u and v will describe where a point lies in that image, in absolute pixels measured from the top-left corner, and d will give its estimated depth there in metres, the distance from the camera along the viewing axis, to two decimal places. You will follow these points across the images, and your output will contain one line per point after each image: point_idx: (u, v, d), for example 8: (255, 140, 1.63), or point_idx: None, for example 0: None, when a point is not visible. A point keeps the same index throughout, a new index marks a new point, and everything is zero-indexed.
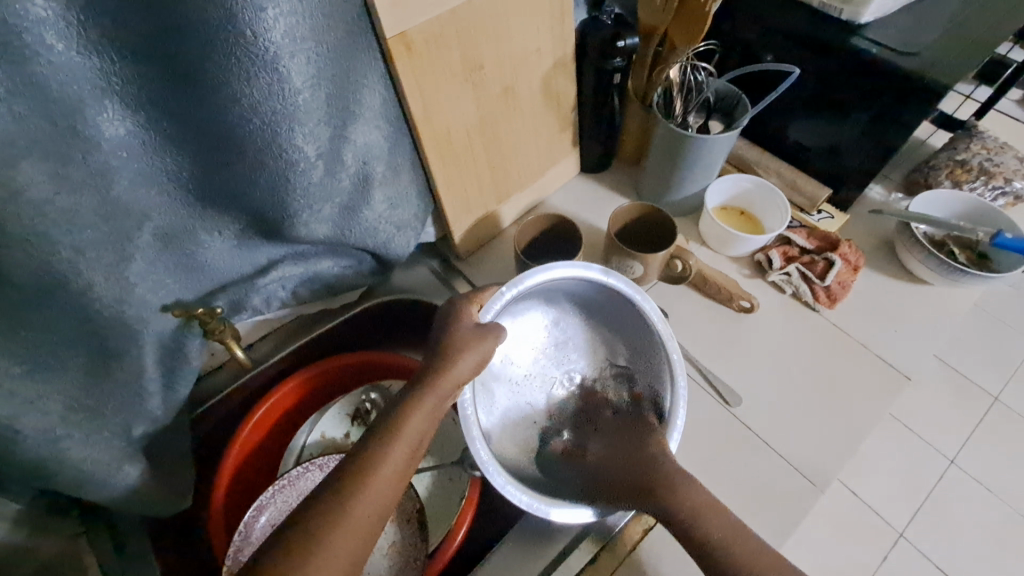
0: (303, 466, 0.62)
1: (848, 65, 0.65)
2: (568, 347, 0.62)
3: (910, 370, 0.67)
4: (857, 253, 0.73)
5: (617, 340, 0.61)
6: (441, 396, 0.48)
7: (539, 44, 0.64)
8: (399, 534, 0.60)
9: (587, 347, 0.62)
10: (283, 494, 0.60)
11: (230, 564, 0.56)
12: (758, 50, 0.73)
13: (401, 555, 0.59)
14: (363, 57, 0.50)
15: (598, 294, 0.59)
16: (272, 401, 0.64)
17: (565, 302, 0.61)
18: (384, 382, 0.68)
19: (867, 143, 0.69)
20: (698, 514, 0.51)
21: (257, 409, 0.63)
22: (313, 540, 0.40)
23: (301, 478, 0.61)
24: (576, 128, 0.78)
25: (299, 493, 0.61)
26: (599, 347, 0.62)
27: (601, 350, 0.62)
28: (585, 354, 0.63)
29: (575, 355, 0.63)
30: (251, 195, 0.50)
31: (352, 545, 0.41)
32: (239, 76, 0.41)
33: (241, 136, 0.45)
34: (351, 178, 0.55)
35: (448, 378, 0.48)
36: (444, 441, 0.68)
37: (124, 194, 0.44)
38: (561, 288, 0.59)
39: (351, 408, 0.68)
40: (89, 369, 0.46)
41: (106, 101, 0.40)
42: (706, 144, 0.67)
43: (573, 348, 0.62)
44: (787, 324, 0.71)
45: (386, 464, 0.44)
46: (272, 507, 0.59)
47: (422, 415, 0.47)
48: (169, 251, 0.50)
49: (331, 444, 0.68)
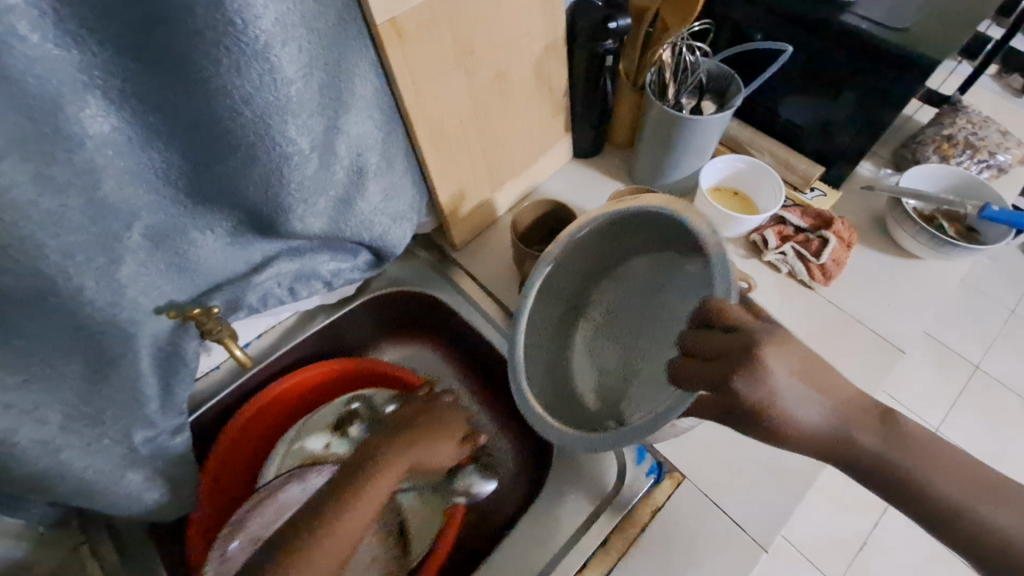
0: (284, 477, 0.57)
1: (837, 42, 0.65)
2: (647, 306, 0.51)
3: (903, 342, 0.69)
4: (850, 230, 0.74)
5: (655, 245, 0.51)
6: (415, 457, 0.56)
7: (530, 28, 0.63)
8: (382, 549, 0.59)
9: (651, 277, 0.51)
10: (265, 507, 0.56)
11: None
12: (748, 30, 0.73)
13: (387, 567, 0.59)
14: (353, 44, 0.49)
15: (577, 256, 0.55)
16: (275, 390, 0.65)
17: (569, 281, 0.56)
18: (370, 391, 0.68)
19: (859, 121, 0.69)
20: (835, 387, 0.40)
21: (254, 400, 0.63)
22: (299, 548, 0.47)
23: (282, 491, 0.56)
24: (567, 113, 0.77)
25: (280, 509, 0.56)
26: (652, 271, 0.51)
27: (655, 266, 0.51)
28: (660, 288, 0.50)
29: (665, 297, 0.49)
30: (245, 189, 0.48)
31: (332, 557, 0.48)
32: (228, 66, 0.39)
33: (232, 131, 0.43)
34: (345, 171, 0.54)
35: (419, 449, 0.56)
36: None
37: (112, 193, 0.42)
38: (554, 290, 0.56)
39: (333, 417, 0.66)
40: (86, 375, 0.44)
41: (88, 96, 0.38)
42: (700, 126, 0.67)
43: (646, 301, 0.51)
44: (784, 301, 0.72)
45: (377, 484, 0.52)
46: (251, 524, 0.55)
47: (393, 470, 0.54)
48: (161, 251, 0.48)
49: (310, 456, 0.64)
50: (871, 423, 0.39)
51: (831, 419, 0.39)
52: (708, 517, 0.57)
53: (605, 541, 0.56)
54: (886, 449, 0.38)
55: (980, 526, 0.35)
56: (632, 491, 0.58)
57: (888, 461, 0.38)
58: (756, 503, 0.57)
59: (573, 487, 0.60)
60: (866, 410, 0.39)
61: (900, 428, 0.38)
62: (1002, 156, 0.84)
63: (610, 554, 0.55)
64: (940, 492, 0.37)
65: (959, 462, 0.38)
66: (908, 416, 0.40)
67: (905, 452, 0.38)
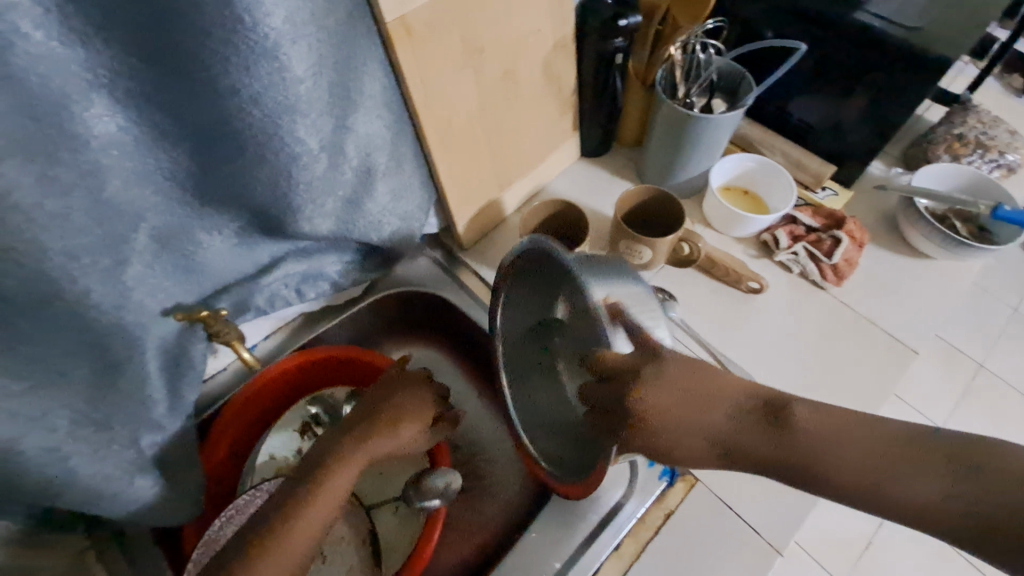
0: (251, 491, 0.53)
1: (850, 40, 0.65)
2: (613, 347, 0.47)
3: (916, 343, 0.68)
4: (862, 229, 0.73)
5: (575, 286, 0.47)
6: (377, 451, 0.51)
7: (539, 26, 0.62)
8: (357, 557, 0.55)
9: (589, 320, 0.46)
10: (233, 523, 0.51)
11: None
12: (759, 28, 0.72)
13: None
14: (362, 43, 0.48)
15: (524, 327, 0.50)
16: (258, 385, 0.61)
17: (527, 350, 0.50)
18: (326, 391, 0.65)
19: (871, 119, 0.69)
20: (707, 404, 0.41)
21: (236, 395, 0.59)
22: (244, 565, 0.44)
23: (252, 504, 0.52)
24: (575, 112, 0.76)
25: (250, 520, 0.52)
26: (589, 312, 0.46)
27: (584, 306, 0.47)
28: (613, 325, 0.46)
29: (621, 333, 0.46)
30: (253, 190, 0.48)
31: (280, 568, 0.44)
32: (238, 65, 0.38)
33: (239, 131, 0.42)
34: (353, 171, 0.53)
35: (380, 443, 0.51)
36: (385, 475, 0.61)
37: (118, 194, 0.41)
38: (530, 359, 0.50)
39: (297, 424, 0.63)
40: (93, 380, 0.43)
41: (93, 96, 0.37)
42: (711, 124, 0.66)
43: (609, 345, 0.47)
44: (795, 302, 0.71)
45: (330, 486, 0.48)
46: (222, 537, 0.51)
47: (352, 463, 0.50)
48: (168, 253, 0.48)
49: (283, 466, 0.62)
50: (761, 432, 0.38)
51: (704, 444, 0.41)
52: (721, 523, 0.57)
53: (618, 546, 0.56)
54: (782, 449, 0.37)
55: (896, 503, 0.32)
56: (645, 495, 0.58)
57: (788, 463, 0.36)
58: (768, 505, 0.58)
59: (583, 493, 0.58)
60: (755, 418, 0.39)
61: (791, 428, 0.37)
62: (1012, 155, 0.83)
63: (622, 557, 0.55)
64: (845, 474, 0.34)
65: (866, 434, 0.35)
66: (798, 412, 0.37)
67: (796, 450, 0.36)
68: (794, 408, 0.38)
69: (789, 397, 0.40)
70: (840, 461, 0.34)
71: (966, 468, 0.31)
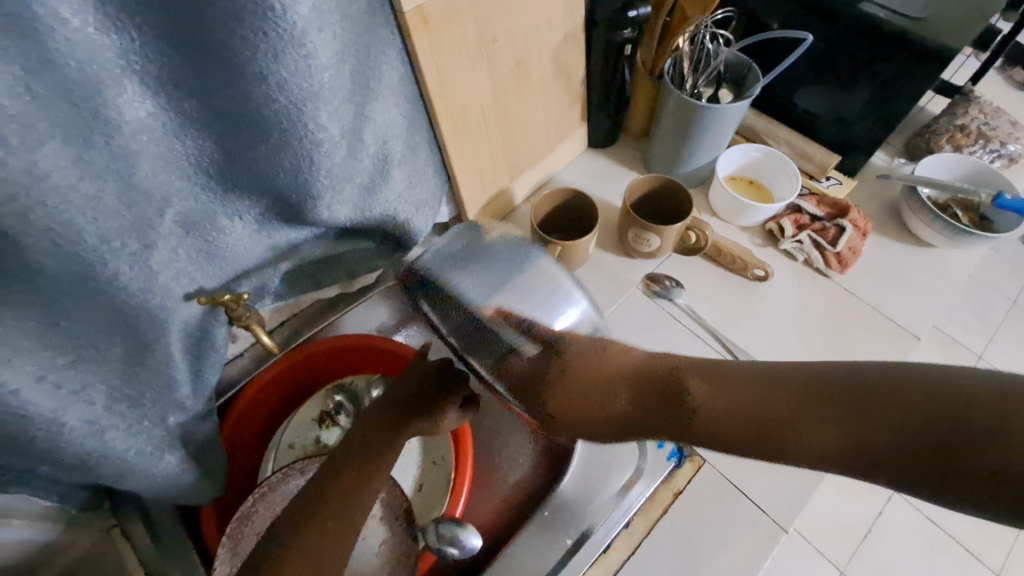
0: (283, 471, 0.53)
1: (856, 32, 0.66)
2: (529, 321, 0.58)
3: (918, 329, 0.70)
4: (865, 218, 0.75)
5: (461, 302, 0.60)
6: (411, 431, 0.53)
7: (550, 17, 0.63)
8: (389, 534, 0.51)
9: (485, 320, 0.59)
10: (267, 502, 0.51)
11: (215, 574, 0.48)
12: (765, 19, 0.73)
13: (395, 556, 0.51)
14: (381, 32, 0.49)
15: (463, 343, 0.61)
16: (278, 371, 0.62)
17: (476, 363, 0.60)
18: (347, 379, 0.64)
19: (876, 109, 0.70)
20: (597, 389, 0.49)
21: (256, 383, 0.61)
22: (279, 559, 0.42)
23: (282, 484, 0.53)
24: (583, 102, 0.77)
25: (282, 500, 0.52)
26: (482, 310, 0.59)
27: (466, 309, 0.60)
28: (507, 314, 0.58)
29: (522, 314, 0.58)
30: (275, 176, 0.49)
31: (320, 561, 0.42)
32: (266, 52, 0.39)
33: (264, 116, 0.43)
34: (371, 158, 0.54)
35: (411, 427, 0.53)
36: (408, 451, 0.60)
37: (146, 179, 0.42)
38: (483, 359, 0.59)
39: (317, 412, 0.62)
40: (127, 359, 0.45)
41: (126, 81, 0.38)
42: (719, 114, 0.67)
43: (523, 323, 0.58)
44: (800, 289, 0.73)
45: (363, 469, 0.48)
46: (256, 517, 0.51)
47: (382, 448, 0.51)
48: (192, 238, 0.49)
49: (303, 453, 0.60)
50: (664, 417, 0.42)
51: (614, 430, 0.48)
52: (727, 501, 0.59)
53: (629, 523, 0.58)
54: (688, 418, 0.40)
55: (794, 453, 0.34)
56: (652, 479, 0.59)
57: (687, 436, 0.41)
58: (772, 484, 0.60)
59: (596, 473, 0.60)
60: (651, 401, 0.44)
61: (687, 411, 0.40)
62: (1013, 146, 0.84)
63: (633, 534, 0.57)
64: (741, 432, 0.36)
65: (753, 392, 0.37)
66: (693, 395, 0.40)
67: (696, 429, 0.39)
68: (690, 388, 0.41)
69: (685, 380, 0.42)
70: (727, 433, 0.37)
71: (855, 411, 0.31)
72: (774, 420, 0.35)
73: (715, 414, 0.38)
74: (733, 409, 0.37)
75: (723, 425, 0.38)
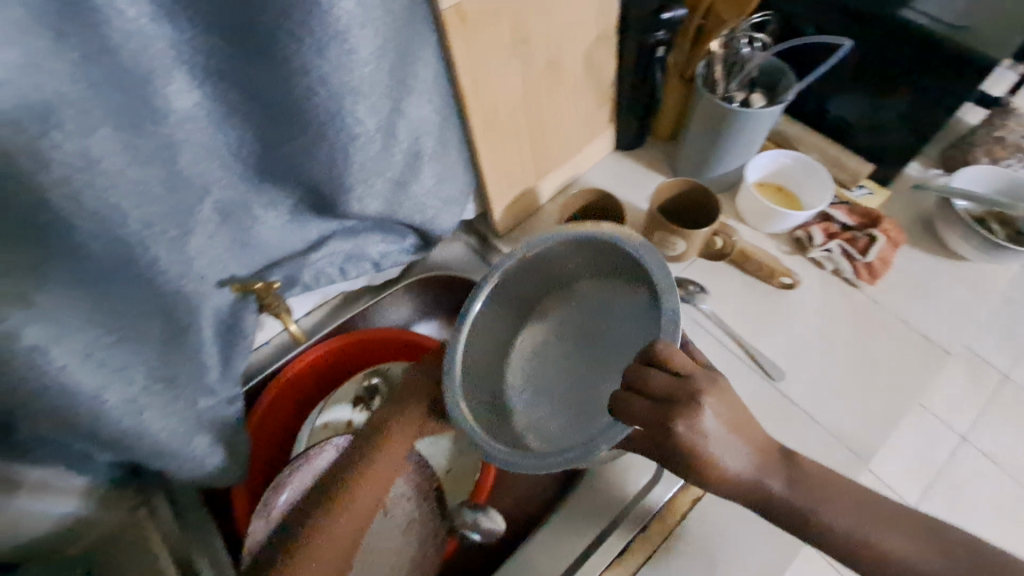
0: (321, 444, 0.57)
1: (894, 40, 0.65)
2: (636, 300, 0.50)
3: (948, 345, 0.68)
4: (897, 229, 0.74)
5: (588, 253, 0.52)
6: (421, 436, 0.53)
7: (584, 17, 0.63)
8: (418, 509, 0.58)
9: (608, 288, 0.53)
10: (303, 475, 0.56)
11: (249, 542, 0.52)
12: (801, 24, 0.72)
13: (421, 528, 0.57)
14: (419, 29, 0.50)
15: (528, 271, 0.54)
16: (305, 360, 0.63)
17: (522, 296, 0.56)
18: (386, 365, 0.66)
19: (913, 119, 0.69)
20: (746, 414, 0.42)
21: (286, 369, 0.62)
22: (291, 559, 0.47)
23: (318, 456, 0.57)
24: (613, 104, 0.77)
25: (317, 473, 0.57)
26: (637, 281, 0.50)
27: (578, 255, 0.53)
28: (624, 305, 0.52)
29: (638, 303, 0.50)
30: (309, 169, 0.49)
31: (334, 558, 0.47)
32: (310, 47, 0.40)
33: (304, 109, 0.44)
34: (403, 154, 0.55)
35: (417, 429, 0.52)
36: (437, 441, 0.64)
37: (188, 167, 0.43)
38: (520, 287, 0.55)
39: (351, 396, 0.65)
40: (164, 341, 0.46)
41: (174, 72, 0.39)
42: (752, 118, 0.66)
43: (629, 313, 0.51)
44: (828, 300, 0.72)
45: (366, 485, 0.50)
46: (291, 486, 0.56)
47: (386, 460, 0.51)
48: (227, 226, 0.50)
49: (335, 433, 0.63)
50: (779, 467, 0.42)
51: (746, 464, 0.41)
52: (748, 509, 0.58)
53: (647, 528, 0.57)
54: (791, 495, 0.41)
55: (884, 556, 0.40)
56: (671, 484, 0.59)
57: (794, 503, 0.41)
58: None
59: (616, 474, 0.60)
60: (772, 452, 0.43)
61: (798, 470, 0.43)
62: None
63: (650, 539, 0.57)
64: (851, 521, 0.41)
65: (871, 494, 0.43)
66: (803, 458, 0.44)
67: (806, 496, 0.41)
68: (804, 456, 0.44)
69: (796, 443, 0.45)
70: (837, 514, 0.41)
71: (948, 551, 0.41)
72: (881, 534, 0.40)
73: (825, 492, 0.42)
74: (849, 498, 0.42)
75: (830, 500, 0.41)
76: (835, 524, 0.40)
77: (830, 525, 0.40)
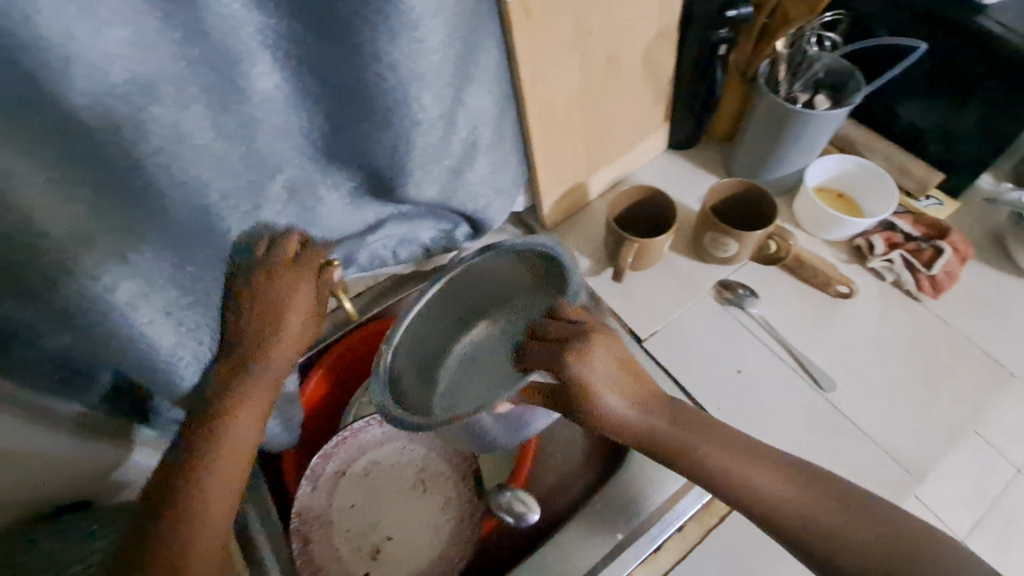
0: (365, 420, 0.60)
1: (972, 44, 0.62)
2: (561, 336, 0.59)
3: (1015, 368, 0.65)
4: (966, 242, 0.70)
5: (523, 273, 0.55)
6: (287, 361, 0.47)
7: (648, 14, 0.63)
8: (456, 492, 0.59)
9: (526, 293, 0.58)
10: (346, 447, 0.60)
11: (300, 505, 0.57)
12: (873, 26, 0.69)
13: (458, 508, 0.59)
14: (483, 21, 0.51)
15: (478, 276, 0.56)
16: (355, 338, 0.66)
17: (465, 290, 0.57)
18: None
19: (988, 128, 0.65)
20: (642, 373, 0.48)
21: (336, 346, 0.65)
22: (190, 501, 0.40)
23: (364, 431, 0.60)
24: (669, 102, 0.76)
25: (362, 446, 0.60)
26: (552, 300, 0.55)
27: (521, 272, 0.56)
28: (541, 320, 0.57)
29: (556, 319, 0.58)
30: (372, 152, 0.52)
31: (225, 517, 0.41)
32: (384, 35, 0.42)
33: (373, 95, 0.46)
34: (461, 143, 0.56)
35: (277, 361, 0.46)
36: None
37: (265, 144, 0.47)
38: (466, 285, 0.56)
39: None
40: None
41: (261, 56, 0.42)
42: (815, 120, 0.64)
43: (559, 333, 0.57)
44: (886, 311, 0.69)
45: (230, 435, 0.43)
46: (338, 456, 0.59)
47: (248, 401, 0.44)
48: (294, 204, 0.53)
49: None
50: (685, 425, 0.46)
51: (628, 410, 0.45)
52: None
53: (681, 527, 0.57)
54: (706, 451, 0.44)
55: (789, 513, 0.41)
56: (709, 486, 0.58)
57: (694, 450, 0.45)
58: None
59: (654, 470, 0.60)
60: (681, 410, 0.47)
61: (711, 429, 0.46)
62: None
63: (684, 539, 0.57)
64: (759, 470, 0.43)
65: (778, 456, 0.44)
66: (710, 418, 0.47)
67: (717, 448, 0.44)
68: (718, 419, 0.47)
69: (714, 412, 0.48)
70: (743, 468, 0.43)
71: (857, 508, 0.41)
72: (776, 486, 0.42)
73: (733, 449, 0.44)
74: (758, 458, 0.44)
75: (737, 454, 0.44)
76: (743, 476, 0.43)
77: (744, 479, 0.43)
